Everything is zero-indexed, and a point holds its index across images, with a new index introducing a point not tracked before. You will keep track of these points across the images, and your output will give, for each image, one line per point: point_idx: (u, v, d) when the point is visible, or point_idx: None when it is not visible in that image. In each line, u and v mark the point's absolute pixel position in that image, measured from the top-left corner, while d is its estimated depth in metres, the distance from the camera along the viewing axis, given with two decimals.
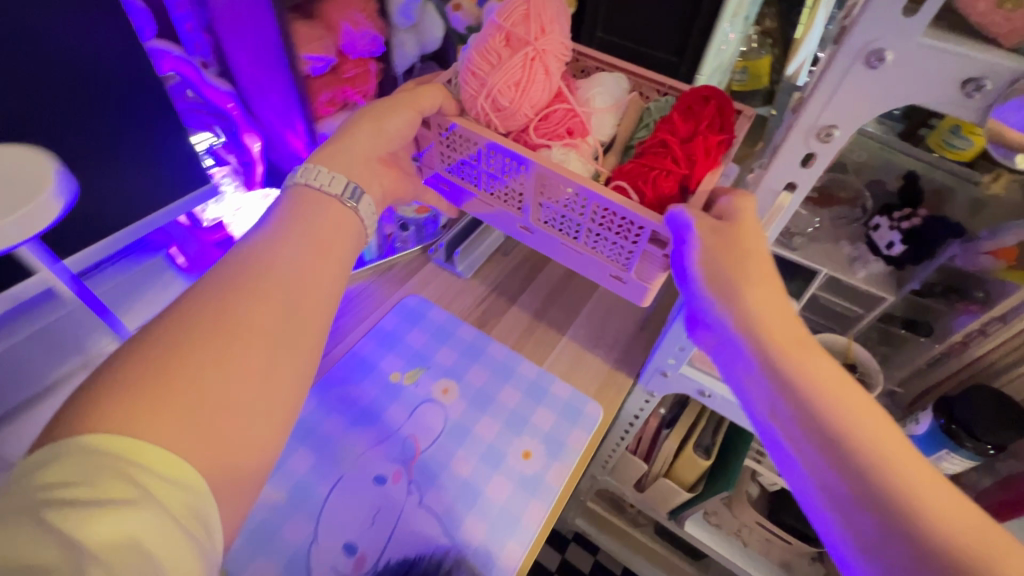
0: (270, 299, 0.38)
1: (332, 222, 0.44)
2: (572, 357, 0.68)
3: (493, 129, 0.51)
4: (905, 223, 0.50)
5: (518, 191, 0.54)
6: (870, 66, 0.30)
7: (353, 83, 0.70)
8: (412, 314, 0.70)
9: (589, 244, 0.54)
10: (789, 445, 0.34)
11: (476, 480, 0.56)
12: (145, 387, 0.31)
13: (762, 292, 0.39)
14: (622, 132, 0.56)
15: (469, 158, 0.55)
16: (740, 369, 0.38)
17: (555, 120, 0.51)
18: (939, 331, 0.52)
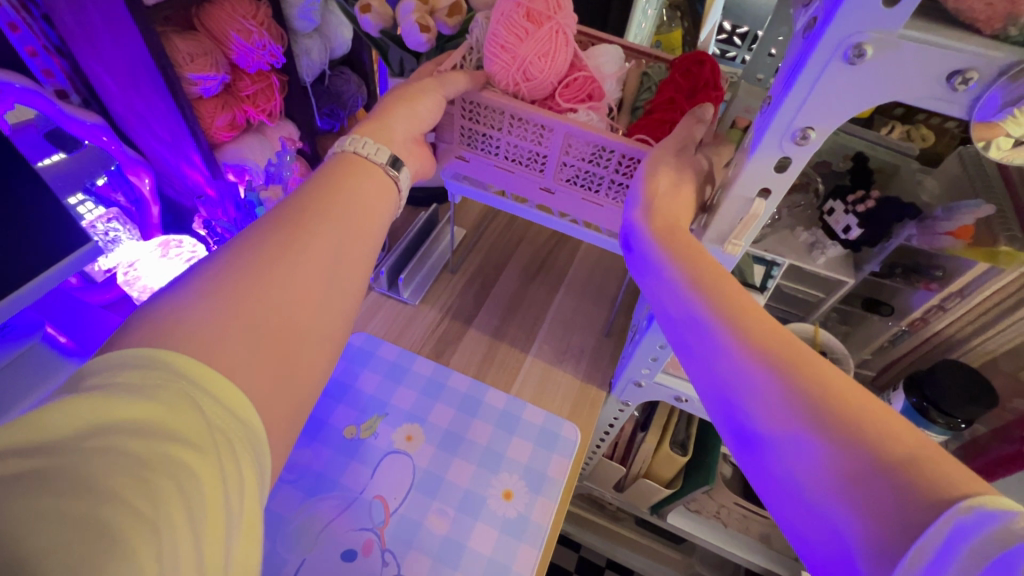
0: (245, 339, 0.30)
1: (372, 193, 0.41)
2: (540, 377, 0.63)
3: (521, 99, 0.50)
4: (860, 206, 0.49)
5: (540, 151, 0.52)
6: (850, 63, 0.27)
7: (254, 101, 0.62)
8: (359, 356, 0.63)
9: (613, 200, 0.52)
10: (763, 419, 0.28)
11: (457, 534, 0.51)
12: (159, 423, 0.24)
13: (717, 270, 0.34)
14: (627, 94, 0.55)
15: (491, 125, 0.52)
16: (694, 334, 0.32)
17: (579, 85, 0.50)
18: (899, 308, 0.53)
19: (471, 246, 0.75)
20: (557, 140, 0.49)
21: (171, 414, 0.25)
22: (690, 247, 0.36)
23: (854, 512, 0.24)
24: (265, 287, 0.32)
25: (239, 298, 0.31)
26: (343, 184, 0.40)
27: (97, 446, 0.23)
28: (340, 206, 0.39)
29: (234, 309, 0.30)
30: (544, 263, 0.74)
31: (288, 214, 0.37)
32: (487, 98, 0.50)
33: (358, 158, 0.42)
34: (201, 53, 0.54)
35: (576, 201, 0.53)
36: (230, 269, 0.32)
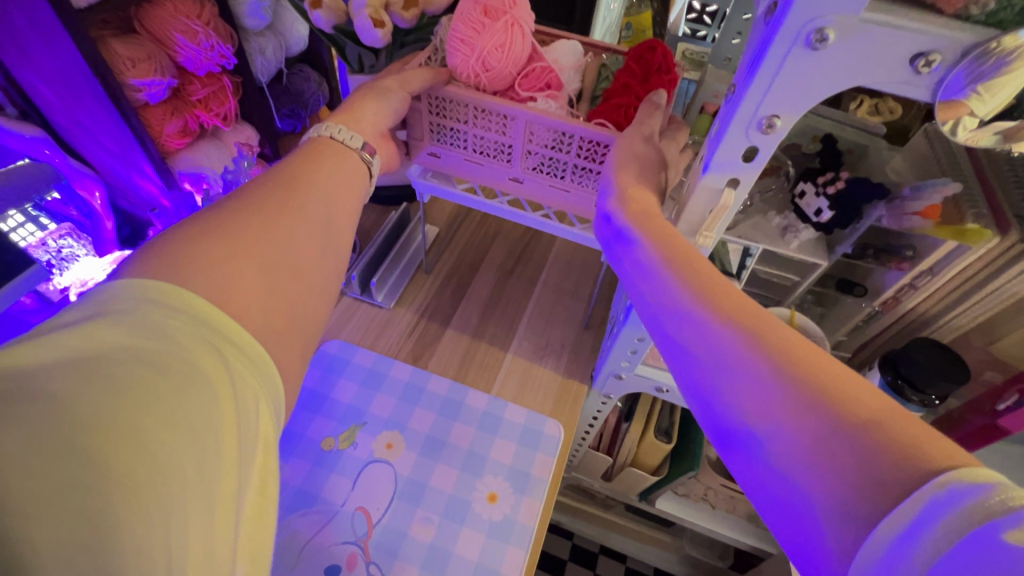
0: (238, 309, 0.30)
1: (347, 179, 0.41)
2: (521, 374, 0.63)
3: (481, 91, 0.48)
4: (830, 188, 0.49)
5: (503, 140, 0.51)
6: (812, 48, 0.26)
7: (206, 105, 0.59)
8: (334, 365, 0.61)
9: (577, 184, 0.51)
10: (744, 404, 0.26)
11: (442, 540, 0.50)
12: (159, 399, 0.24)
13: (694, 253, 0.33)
14: (587, 85, 0.53)
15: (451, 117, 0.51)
16: (674, 320, 0.31)
17: (536, 75, 0.48)
18: (871, 288, 0.53)
19: (444, 245, 0.74)
20: (520, 129, 0.48)
21: (168, 387, 0.25)
22: (663, 227, 0.35)
23: (826, 485, 0.23)
24: (239, 266, 0.31)
25: (209, 276, 0.29)
26: (311, 169, 0.39)
27: (101, 401, 0.23)
28: (314, 194, 0.38)
29: (197, 287, 0.29)
30: (519, 258, 0.73)
31: (251, 199, 0.35)
32: (453, 92, 0.48)
33: (334, 143, 0.42)
34: (145, 55, 0.51)
35: (544, 188, 0.53)
36: (198, 244, 0.31)
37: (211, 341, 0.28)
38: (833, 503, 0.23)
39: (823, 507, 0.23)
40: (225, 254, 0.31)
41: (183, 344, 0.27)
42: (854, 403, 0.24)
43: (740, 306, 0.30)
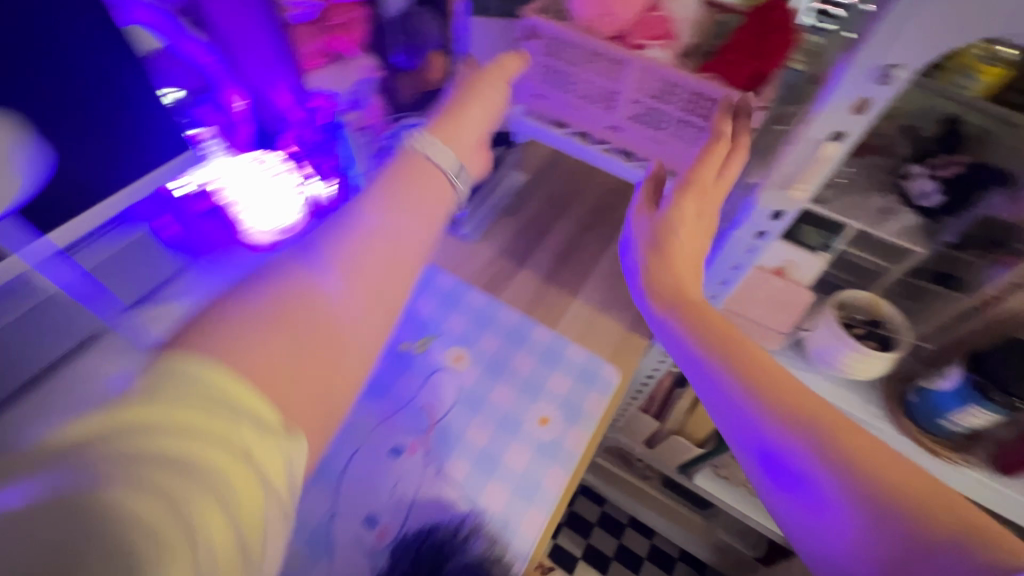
0: (313, 364, 0.31)
1: (425, 190, 0.39)
2: (586, 320, 0.65)
3: (598, 34, 0.50)
4: (942, 171, 0.48)
5: (609, 87, 0.53)
6: None
7: (343, 30, 0.65)
8: (418, 281, 0.67)
9: (674, 136, 0.53)
10: (778, 438, 0.35)
11: (494, 448, 0.55)
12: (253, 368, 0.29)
13: (711, 310, 0.42)
14: (701, 40, 0.52)
15: (563, 62, 0.53)
16: (699, 373, 0.40)
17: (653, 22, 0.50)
18: (970, 282, 0.51)
19: (530, 193, 0.77)
20: (628, 75, 0.50)
21: (216, 404, 0.27)
22: (673, 267, 0.45)
23: (846, 506, 0.33)
24: (298, 339, 0.31)
25: (295, 337, 0.31)
26: (404, 184, 0.39)
27: (160, 432, 0.26)
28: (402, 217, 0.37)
29: (285, 326, 0.31)
30: (600, 214, 0.75)
31: (332, 233, 0.35)
32: (570, 33, 0.50)
33: (463, 104, 0.45)
34: None
35: (641, 138, 0.55)
36: (278, 302, 0.32)
37: (241, 403, 0.28)
38: (853, 523, 0.32)
39: (852, 526, 0.32)
40: (301, 317, 0.32)
41: (243, 413, 0.28)
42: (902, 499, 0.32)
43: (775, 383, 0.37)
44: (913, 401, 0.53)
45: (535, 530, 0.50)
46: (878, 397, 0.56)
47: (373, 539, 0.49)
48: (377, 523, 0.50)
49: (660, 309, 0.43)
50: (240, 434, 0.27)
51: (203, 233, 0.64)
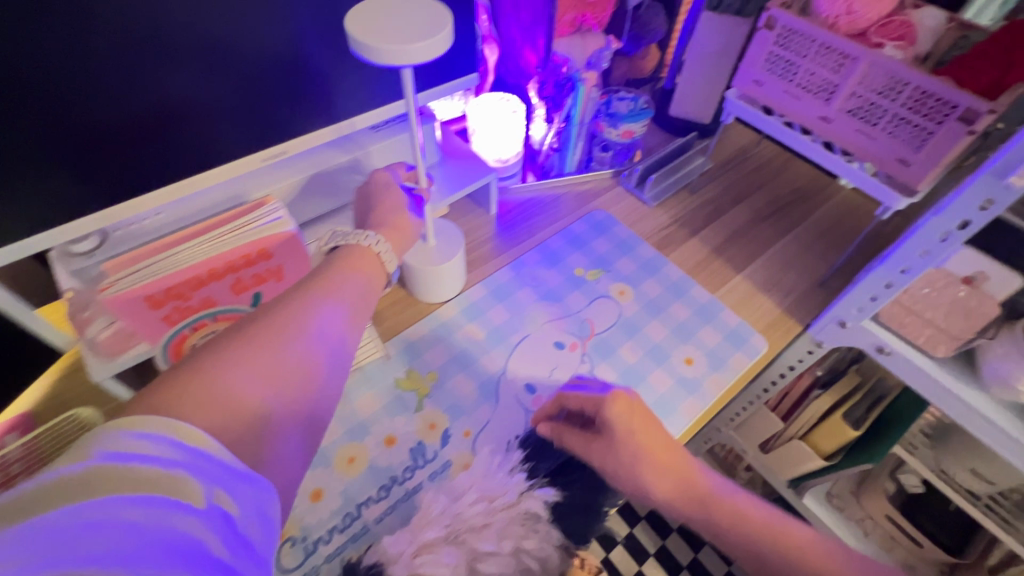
0: (252, 368, 0.36)
1: (361, 265, 0.47)
2: (744, 292, 0.71)
3: (834, 30, 0.57)
4: None
5: (832, 79, 0.58)
6: None
7: (594, 10, 0.78)
8: (599, 226, 0.78)
9: (886, 133, 0.57)
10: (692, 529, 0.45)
11: (640, 367, 0.63)
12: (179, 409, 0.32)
13: (652, 456, 0.45)
14: (937, 51, 0.55)
15: (792, 53, 0.60)
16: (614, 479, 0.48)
17: (892, 27, 0.54)
18: None
19: (713, 178, 0.84)
20: (856, 70, 0.56)
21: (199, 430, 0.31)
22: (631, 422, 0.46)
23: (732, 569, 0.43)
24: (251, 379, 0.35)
25: (281, 341, 0.38)
26: (347, 266, 0.46)
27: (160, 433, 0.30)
28: (348, 271, 0.45)
29: (267, 347, 0.37)
30: (777, 211, 0.79)
31: (303, 283, 0.44)
32: (808, 25, 0.57)
33: (360, 248, 0.48)
34: None
35: (850, 131, 0.60)
36: (233, 353, 0.36)
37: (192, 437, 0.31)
38: None
39: None
40: (283, 347, 0.38)
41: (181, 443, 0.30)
42: (702, 512, 0.44)
43: (712, 521, 0.43)
44: None
45: None
46: None
47: (530, 401, 0.59)
48: (535, 390, 0.60)
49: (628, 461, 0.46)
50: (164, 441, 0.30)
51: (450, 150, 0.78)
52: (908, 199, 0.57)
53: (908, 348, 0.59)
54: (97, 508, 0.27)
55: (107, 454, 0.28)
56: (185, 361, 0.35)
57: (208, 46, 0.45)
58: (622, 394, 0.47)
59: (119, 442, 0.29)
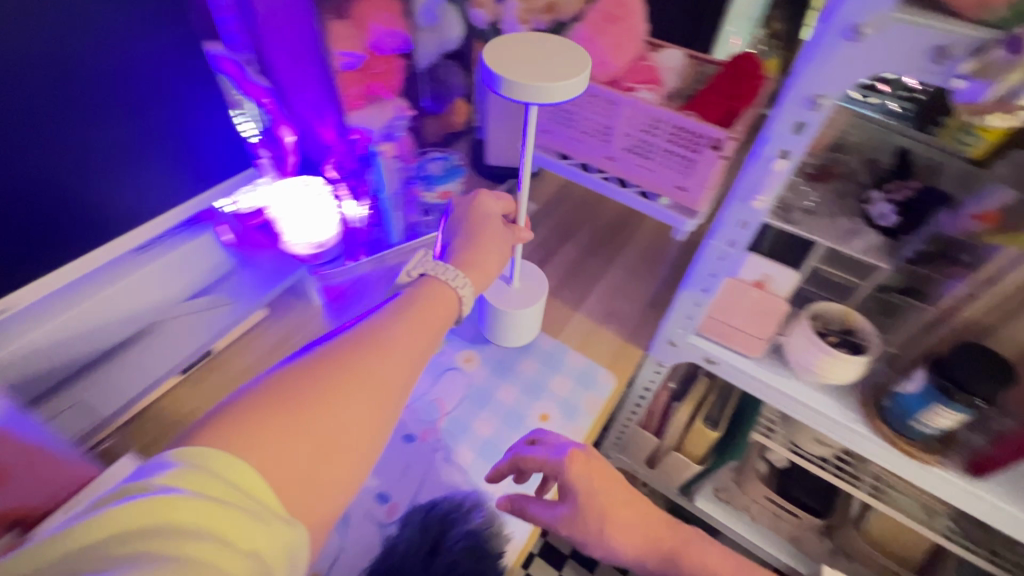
0: (296, 399, 0.38)
1: (438, 300, 0.50)
2: (587, 330, 0.71)
3: (594, 80, 0.60)
4: (897, 195, 0.54)
5: (604, 122, 0.62)
6: (852, 39, 0.35)
7: (381, 79, 0.75)
8: None
9: (661, 165, 0.61)
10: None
11: (497, 438, 0.60)
12: (232, 436, 0.34)
13: (624, 511, 0.50)
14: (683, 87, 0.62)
15: (565, 103, 0.63)
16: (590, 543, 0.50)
17: (641, 72, 0.59)
18: (931, 295, 0.55)
19: (540, 220, 0.86)
20: (620, 113, 0.59)
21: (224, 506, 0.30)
22: (602, 479, 0.50)
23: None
24: (297, 424, 0.37)
25: (371, 377, 0.41)
26: (429, 312, 0.48)
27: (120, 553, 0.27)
28: (416, 325, 0.46)
29: (369, 372, 0.41)
30: (604, 240, 0.82)
31: (382, 322, 0.45)
32: None
33: (439, 282, 0.51)
34: (351, 33, 0.68)
35: (632, 166, 0.63)
36: (305, 394, 0.38)
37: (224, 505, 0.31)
38: None
39: None
40: (348, 390, 0.40)
41: (238, 486, 0.32)
42: (656, 558, 0.51)
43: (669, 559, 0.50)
44: (886, 405, 0.56)
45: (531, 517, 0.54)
46: (855, 403, 0.59)
47: (383, 514, 0.54)
48: (387, 499, 0.55)
49: (601, 523, 0.49)
50: (187, 506, 0.29)
51: (253, 242, 0.71)
52: (693, 221, 0.62)
53: (730, 354, 0.63)
54: (156, 520, 0.28)
55: (216, 471, 0.32)
56: (275, 384, 0.38)
57: (104, 125, 0.60)
58: (579, 453, 0.50)
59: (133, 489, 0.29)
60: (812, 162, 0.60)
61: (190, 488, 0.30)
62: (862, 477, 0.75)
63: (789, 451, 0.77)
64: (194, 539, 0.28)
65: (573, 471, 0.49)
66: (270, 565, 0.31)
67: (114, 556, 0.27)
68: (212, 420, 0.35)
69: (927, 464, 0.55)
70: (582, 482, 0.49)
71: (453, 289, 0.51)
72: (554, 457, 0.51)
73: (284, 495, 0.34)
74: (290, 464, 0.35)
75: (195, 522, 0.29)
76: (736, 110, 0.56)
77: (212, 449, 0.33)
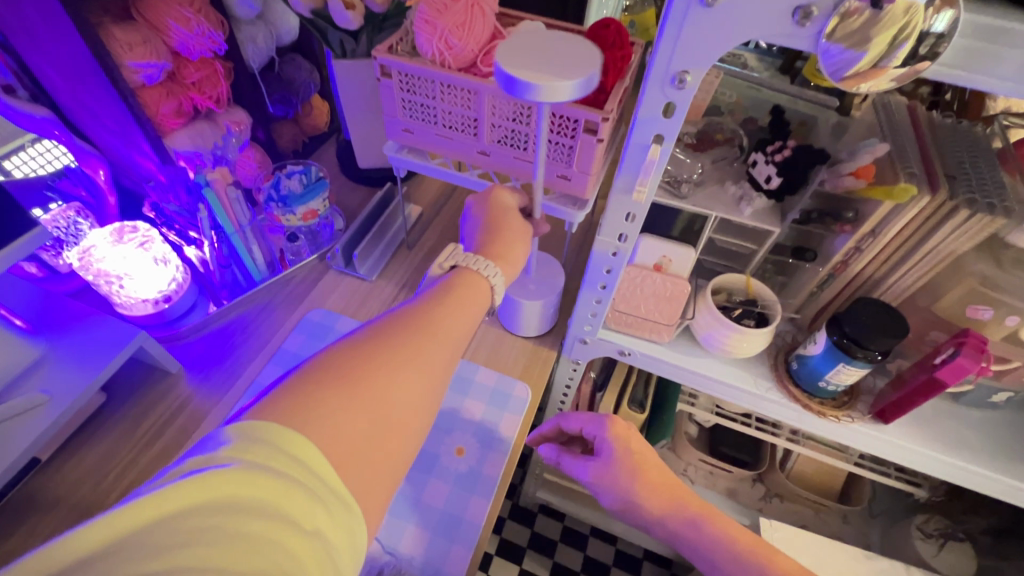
0: (370, 376, 0.34)
1: (471, 281, 0.45)
2: (496, 343, 0.65)
3: (446, 68, 0.52)
4: (778, 155, 0.51)
5: (469, 115, 0.54)
6: (706, 6, 0.30)
7: (200, 88, 0.61)
8: (319, 329, 0.66)
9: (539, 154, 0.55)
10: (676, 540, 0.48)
11: (411, 488, 0.54)
12: (303, 409, 0.31)
13: (653, 467, 0.50)
14: None
15: (421, 97, 0.55)
16: (609, 501, 0.50)
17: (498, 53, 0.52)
18: (823, 253, 0.54)
19: (427, 225, 0.77)
20: (484, 103, 0.52)
21: (289, 487, 0.28)
22: (640, 444, 0.51)
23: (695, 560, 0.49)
24: (362, 402, 0.33)
25: (427, 358, 0.38)
26: (469, 288, 0.45)
27: (180, 530, 0.25)
28: (460, 298, 0.43)
29: (420, 357, 0.37)
30: None
31: (435, 304, 0.41)
32: (420, 68, 0.52)
33: (471, 271, 0.46)
34: (142, 39, 0.54)
35: (509, 159, 0.57)
36: (399, 378, 0.35)
37: (300, 485, 0.28)
38: None
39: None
40: (403, 366, 0.36)
41: (310, 464, 0.29)
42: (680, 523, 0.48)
43: (693, 523, 0.47)
44: (794, 367, 0.56)
45: (460, 570, 0.49)
46: (766, 368, 0.59)
47: None
48: None
49: (627, 479, 0.49)
50: (250, 475, 0.27)
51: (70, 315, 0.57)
52: (581, 211, 0.56)
53: (641, 343, 0.60)
54: (218, 495, 0.26)
55: (272, 441, 0.29)
56: (342, 361, 0.35)
57: None
58: (618, 418, 0.52)
59: (199, 462, 0.27)
60: (690, 131, 0.57)
61: (246, 460, 0.28)
62: (781, 425, 0.77)
63: (713, 415, 0.77)
64: (239, 514, 0.26)
65: (609, 431, 0.51)
66: (331, 549, 0.29)
67: (169, 535, 0.25)
68: (290, 397, 0.32)
69: (840, 422, 0.55)
70: (619, 443, 0.50)
71: (486, 280, 0.46)
72: (592, 425, 0.53)
73: (349, 475, 0.31)
74: (349, 448, 0.32)
75: (257, 497, 0.27)
76: (605, 87, 0.51)
77: (285, 423, 0.30)
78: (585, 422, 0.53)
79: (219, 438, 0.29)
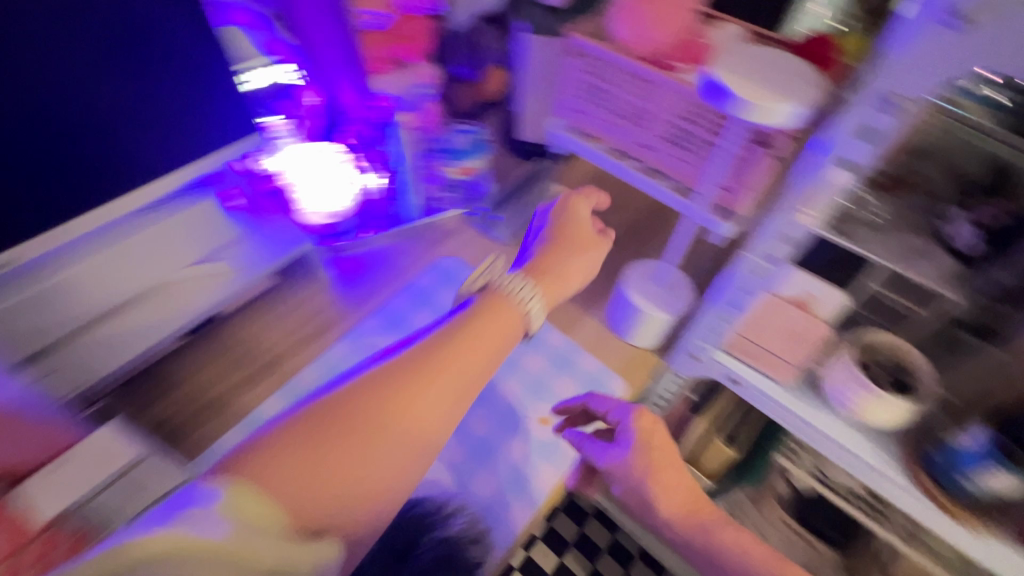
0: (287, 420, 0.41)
1: (499, 309, 0.52)
2: (602, 332, 0.66)
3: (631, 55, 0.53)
4: (984, 219, 0.46)
5: (642, 106, 0.55)
6: (951, 25, 0.29)
7: (408, 41, 0.70)
8: (448, 274, 0.72)
9: (702, 157, 0.54)
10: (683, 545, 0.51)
11: (492, 438, 0.57)
12: (288, 464, 0.38)
13: (671, 473, 0.51)
14: None
15: (600, 81, 0.56)
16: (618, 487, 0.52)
17: (686, 49, 0.51)
18: (1009, 339, 0.47)
19: None
20: (660, 96, 0.52)
21: (250, 555, 0.33)
22: (666, 443, 0.52)
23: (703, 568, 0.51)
24: (321, 465, 0.39)
25: (384, 388, 0.43)
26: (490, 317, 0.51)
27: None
28: (492, 320, 0.50)
29: (427, 382, 0.45)
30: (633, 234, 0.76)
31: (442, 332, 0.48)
32: (608, 53, 0.53)
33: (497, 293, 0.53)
34: None
35: (669, 157, 0.56)
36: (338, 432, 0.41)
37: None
38: None
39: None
40: (405, 408, 0.43)
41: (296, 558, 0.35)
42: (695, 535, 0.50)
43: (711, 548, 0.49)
44: (933, 457, 0.48)
45: (518, 525, 0.52)
46: (893, 447, 0.52)
47: None
48: None
49: (646, 477, 0.51)
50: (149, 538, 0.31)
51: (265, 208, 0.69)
52: (729, 225, 0.54)
53: (756, 376, 0.56)
54: (178, 545, 0.31)
55: (234, 499, 0.36)
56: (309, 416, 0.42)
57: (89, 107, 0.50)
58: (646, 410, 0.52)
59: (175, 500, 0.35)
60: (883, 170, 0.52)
61: (218, 503, 0.35)
62: (893, 518, 0.68)
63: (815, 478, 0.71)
64: (198, 565, 0.31)
65: (636, 422, 0.52)
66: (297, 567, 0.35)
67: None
68: (257, 452, 0.39)
69: (972, 531, 0.47)
70: (642, 436, 0.51)
71: (518, 304, 0.53)
72: (619, 410, 0.53)
73: (300, 517, 0.37)
74: (313, 507, 0.38)
75: (216, 549, 0.32)
76: None
77: (264, 487, 0.37)
78: (612, 405, 0.54)
79: (193, 493, 0.36)
